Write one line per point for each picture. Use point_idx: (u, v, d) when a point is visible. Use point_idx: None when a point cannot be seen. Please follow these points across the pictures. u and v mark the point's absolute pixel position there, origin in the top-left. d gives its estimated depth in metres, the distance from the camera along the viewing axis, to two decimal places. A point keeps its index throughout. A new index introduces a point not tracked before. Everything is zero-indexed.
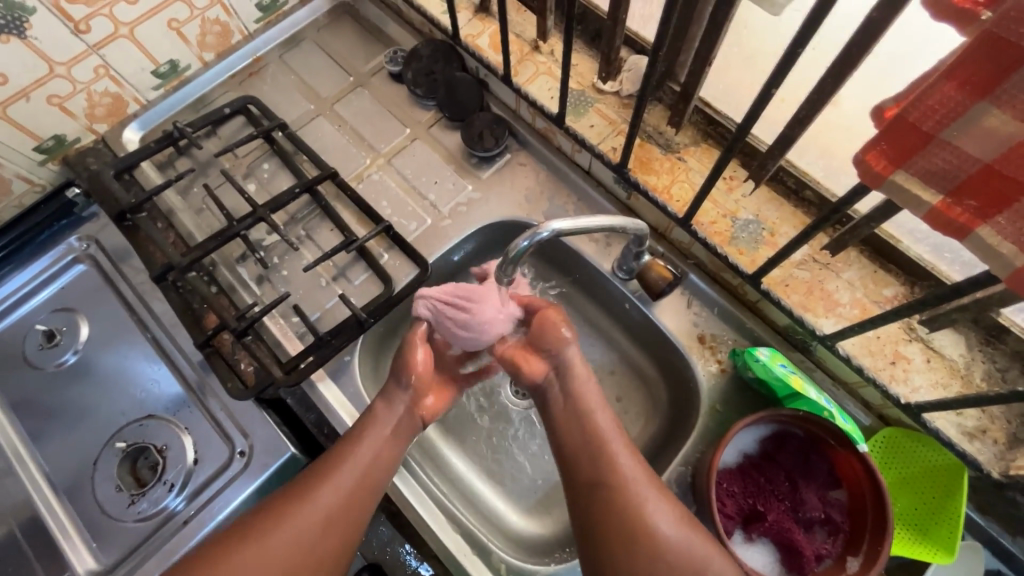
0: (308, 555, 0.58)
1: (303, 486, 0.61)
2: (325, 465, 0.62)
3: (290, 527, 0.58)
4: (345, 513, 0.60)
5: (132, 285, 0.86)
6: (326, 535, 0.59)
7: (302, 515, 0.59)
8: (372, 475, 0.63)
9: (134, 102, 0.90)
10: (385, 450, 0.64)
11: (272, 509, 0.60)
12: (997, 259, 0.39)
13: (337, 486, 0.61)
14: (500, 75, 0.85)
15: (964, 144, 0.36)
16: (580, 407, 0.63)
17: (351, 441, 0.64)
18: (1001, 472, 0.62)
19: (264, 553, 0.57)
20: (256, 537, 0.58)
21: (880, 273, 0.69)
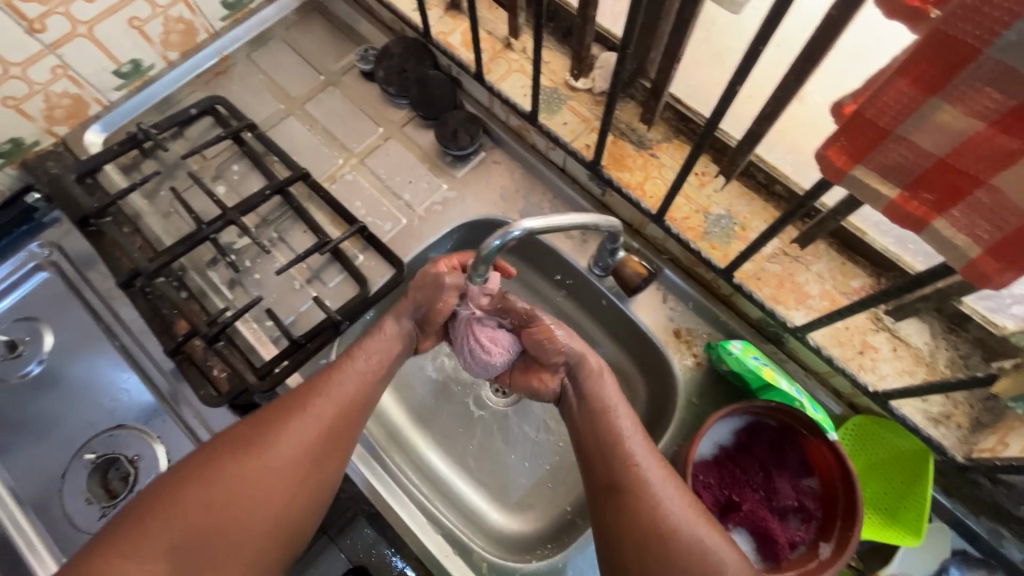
0: (307, 470, 0.60)
1: (296, 405, 0.61)
2: (316, 387, 0.62)
3: (281, 446, 0.59)
4: (337, 434, 0.61)
5: (98, 292, 0.83)
6: (319, 456, 0.60)
7: (292, 437, 0.59)
8: (355, 395, 0.63)
9: (96, 103, 0.88)
10: (376, 383, 0.65)
11: (261, 429, 0.60)
12: (952, 250, 0.40)
13: (329, 408, 0.61)
14: (473, 72, 0.85)
15: (919, 139, 0.37)
16: (598, 408, 0.61)
17: (341, 368, 0.63)
18: (965, 456, 0.64)
19: (256, 470, 0.57)
20: (248, 454, 0.58)
21: (848, 264, 0.71)
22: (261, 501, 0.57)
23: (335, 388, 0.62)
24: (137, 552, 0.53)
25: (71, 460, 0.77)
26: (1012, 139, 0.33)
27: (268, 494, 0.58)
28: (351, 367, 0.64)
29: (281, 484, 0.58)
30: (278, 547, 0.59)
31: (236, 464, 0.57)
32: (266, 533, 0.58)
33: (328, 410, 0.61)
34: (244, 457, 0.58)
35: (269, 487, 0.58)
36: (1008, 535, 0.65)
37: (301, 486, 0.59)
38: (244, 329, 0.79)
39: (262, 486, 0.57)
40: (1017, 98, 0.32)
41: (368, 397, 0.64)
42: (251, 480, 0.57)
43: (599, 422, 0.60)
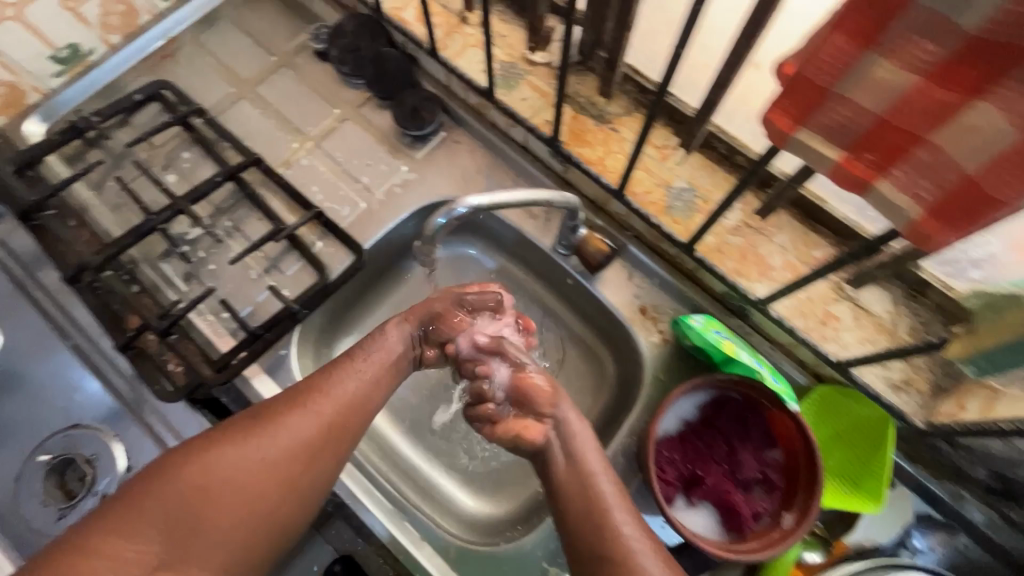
0: (304, 467, 0.56)
1: (298, 398, 0.58)
2: (318, 381, 0.59)
3: (278, 441, 0.55)
4: (337, 433, 0.58)
5: (50, 292, 0.81)
6: (316, 457, 0.57)
7: (293, 428, 0.56)
8: (363, 394, 0.60)
9: (35, 91, 0.84)
10: (379, 385, 0.61)
11: (260, 421, 0.56)
12: (895, 212, 0.39)
13: (332, 405, 0.58)
14: (427, 48, 0.82)
15: (859, 97, 0.35)
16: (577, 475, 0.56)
17: (346, 367, 0.60)
18: (925, 421, 0.64)
19: (250, 463, 0.54)
20: (245, 443, 0.55)
21: (810, 234, 0.70)
22: (252, 496, 0.54)
23: (339, 387, 0.59)
24: (124, 536, 0.50)
25: (25, 462, 0.74)
26: (948, 92, 0.32)
27: (260, 491, 0.54)
28: (357, 366, 0.61)
29: (275, 482, 0.55)
30: (265, 547, 0.55)
31: (231, 455, 0.54)
32: (253, 529, 0.54)
33: (331, 408, 0.58)
34: (240, 449, 0.54)
35: (262, 482, 0.54)
36: (969, 497, 0.66)
37: (295, 487, 0.56)
38: (199, 321, 0.77)
39: (257, 476, 0.54)
40: (951, 49, 0.30)
41: (373, 398, 0.61)
42: (243, 473, 0.54)
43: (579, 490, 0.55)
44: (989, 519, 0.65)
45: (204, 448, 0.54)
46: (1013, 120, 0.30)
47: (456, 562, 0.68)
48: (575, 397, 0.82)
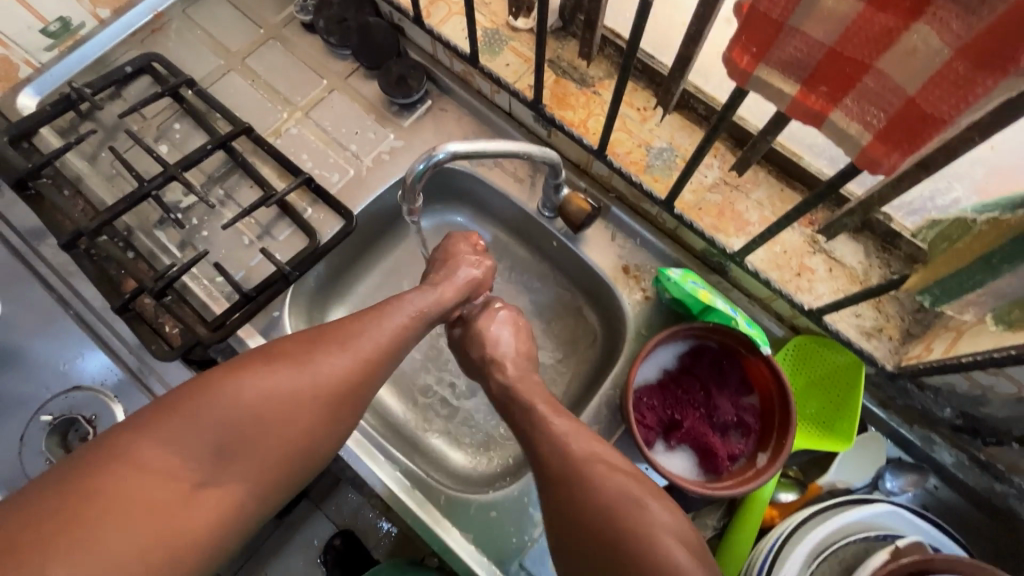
0: (343, 400, 0.55)
1: (341, 333, 0.56)
2: (359, 322, 0.58)
3: (321, 371, 0.54)
4: (375, 371, 0.57)
5: (50, 263, 0.83)
6: (354, 390, 0.55)
7: (338, 361, 0.55)
8: (399, 338, 0.60)
9: (26, 65, 0.86)
10: (409, 329, 0.61)
11: (298, 350, 0.55)
12: (849, 142, 0.42)
13: (370, 340, 0.57)
14: (412, 16, 0.83)
15: (809, 29, 0.37)
16: (568, 472, 0.52)
17: (380, 310, 0.60)
18: (894, 365, 0.66)
19: (291, 387, 0.52)
20: (289, 369, 0.53)
21: (786, 190, 0.72)
22: (292, 422, 0.52)
23: (375, 327, 0.58)
24: (160, 448, 0.46)
25: (28, 423, 0.77)
26: (888, 16, 0.34)
27: (298, 418, 0.52)
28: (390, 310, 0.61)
29: (314, 409, 0.53)
30: (291, 475, 0.53)
31: (271, 377, 0.51)
32: (286, 455, 0.52)
33: (369, 344, 0.57)
34: (280, 373, 0.52)
35: (301, 409, 0.52)
36: (939, 440, 0.68)
37: (332, 418, 0.54)
38: (194, 285, 0.79)
39: (299, 404, 0.52)
40: None
41: (404, 338, 0.60)
42: (283, 396, 0.51)
43: (573, 485, 0.51)
44: (957, 460, 0.67)
45: (246, 368, 0.51)
46: (945, 38, 0.32)
47: (446, 510, 0.71)
48: (560, 357, 0.84)
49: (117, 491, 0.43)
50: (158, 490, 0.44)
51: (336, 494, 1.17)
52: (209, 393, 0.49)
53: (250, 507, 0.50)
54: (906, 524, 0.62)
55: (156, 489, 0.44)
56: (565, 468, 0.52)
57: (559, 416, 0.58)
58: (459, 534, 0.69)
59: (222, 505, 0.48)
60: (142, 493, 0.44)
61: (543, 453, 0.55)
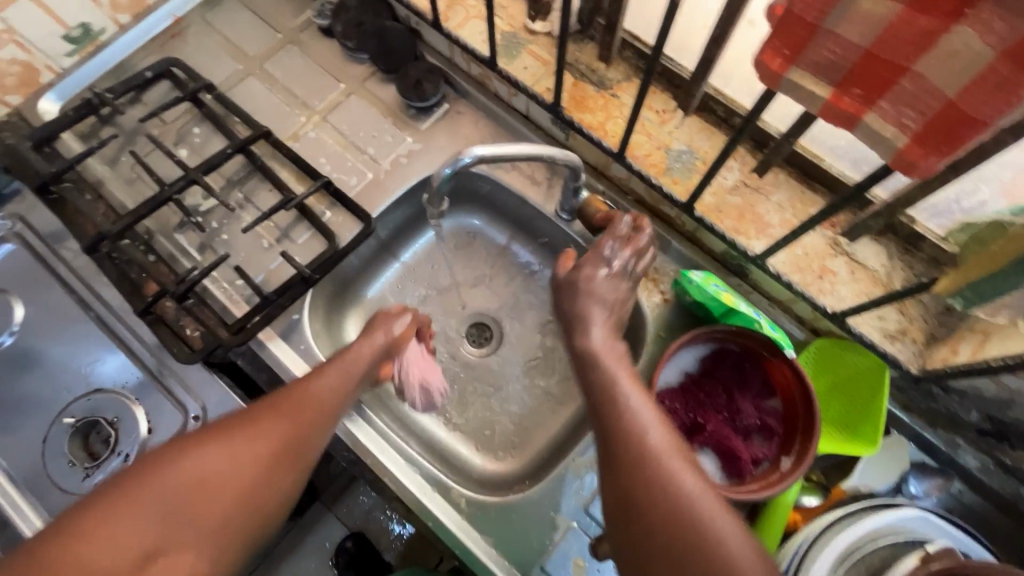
0: (293, 456, 0.57)
1: (285, 393, 0.60)
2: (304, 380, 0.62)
3: (267, 432, 0.56)
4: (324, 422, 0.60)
5: (69, 265, 0.83)
6: (297, 449, 0.58)
7: (284, 419, 0.58)
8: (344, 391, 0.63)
9: (48, 71, 0.86)
10: (351, 384, 0.64)
11: (243, 418, 0.57)
12: (883, 144, 0.41)
13: (311, 402, 0.60)
14: (430, 20, 0.84)
15: (845, 31, 0.37)
16: (648, 473, 0.46)
17: (320, 369, 0.63)
18: (918, 368, 0.66)
19: (234, 454, 0.54)
20: (235, 433, 0.55)
21: (807, 192, 0.72)
22: (243, 484, 0.54)
23: (315, 386, 0.61)
24: (106, 530, 0.48)
25: (51, 424, 0.77)
26: (928, 19, 0.34)
27: (244, 483, 0.54)
28: (333, 368, 0.64)
29: (260, 473, 0.55)
30: (248, 539, 0.54)
31: (215, 448, 0.54)
32: (241, 519, 0.53)
33: (310, 405, 0.60)
34: (226, 443, 0.55)
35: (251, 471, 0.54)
36: (963, 445, 0.67)
37: (279, 479, 0.56)
38: (214, 288, 0.79)
39: (248, 467, 0.54)
40: None
41: (346, 393, 0.63)
42: (228, 465, 0.53)
43: (651, 491, 0.45)
44: (983, 464, 0.67)
45: (192, 441, 0.54)
46: (988, 41, 0.32)
47: (468, 512, 0.71)
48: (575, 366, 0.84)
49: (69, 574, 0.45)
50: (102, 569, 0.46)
51: (348, 497, 1.17)
52: (158, 470, 0.51)
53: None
54: (934, 529, 0.62)
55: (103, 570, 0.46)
56: (648, 467, 0.46)
57: (637, 389, 0.52)
58: (480, 537, 0.69)
59: None
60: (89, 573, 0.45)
61: (618, 444, 0.48)
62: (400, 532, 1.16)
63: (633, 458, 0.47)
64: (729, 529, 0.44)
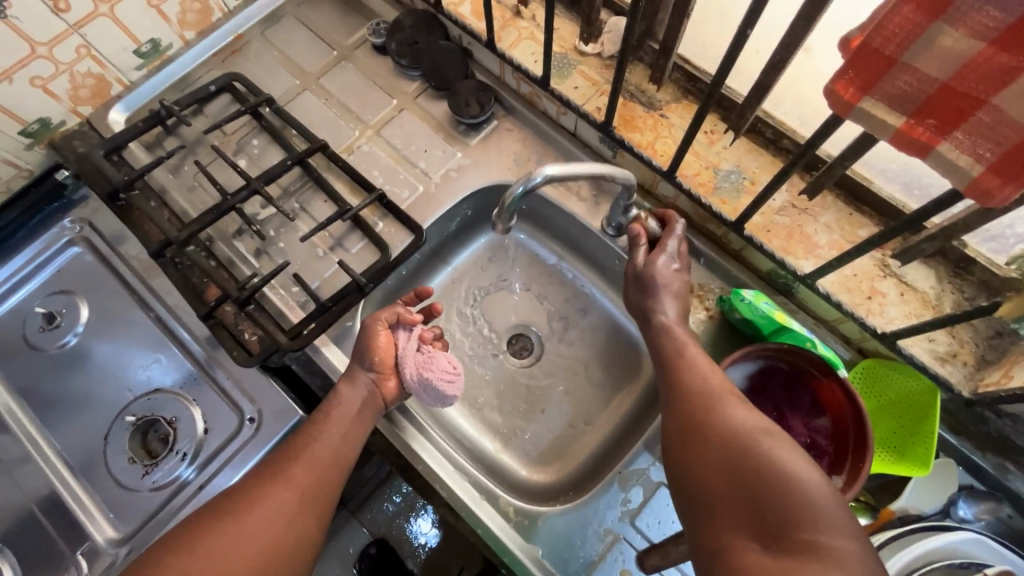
0: (288, 529, 0.61)
1: (275, 471, 0.64)
2: (297, 450, 0.66)
3: (257, 514, 0.60)
4: (315, 494, 0.64)
5: (132, 268, 0.87)
6: (295, 519, 0.62)
7: (273, 495, 0.62)
8: (339, 457, 0.67)
9: (117, 83, 0.90)
10: (347, 438, 0.68)
11: (240, 498, 0.62)
12: (956, 172, 0.43)
13: (298, 473, 0.64)
14: (484, 40, 0.87)
15: (923, 65, 0.39)
16: (704, 399, 0.58)
17: (314, 432, 0.67)
18: (971, 392, 0.66)
19: (227, 540, 0.58)
20: (227, 519, 0.60)
21: (855, 214, 0.73)
22: (239, 566, 0.57)
23: (310, 450, 0.66)
24: None
25: (112, 423, 0.80)
26: (1012, 56, 0.35)
27: (242, 560, 0.58)
28: (329, 427, 0.68)
29: (257, 551, 0.59)
30: None
31: (211, 538, 0.58)
32: None
33: (301, 471, 0.64)
34: (218, 530, 0.59)
35: (245, 552, 0.58)
36: (1013, 469, 0.68)
37: (278, 551, 0.60)
38: (271, 294, 0.82)
39: (242, 548, 0.58)
40: (1015, 15, 0.34)
41: (346, 450, 0.67)
42: (225, 551, 0.57)
43: (703, 412, 0.57)
44: None
45: (189, 533, 0.59)
46: None
47: (515, 521, 0.72)
48: (614, 384, 0.86)
49: None
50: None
51: (374, 503, 1.18)
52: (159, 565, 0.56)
53: None
54: (991, 553, 0.62)
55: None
56: (707, 395, 0.58)
57: (699, 356, 0.64)
58: (529, 546, 0.70)
59: None
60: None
61: (679, 383, 0.61)
62: (423, 541, 1.16)
63: (693, 391, 0.60)
64: (773, 436, 0.52)
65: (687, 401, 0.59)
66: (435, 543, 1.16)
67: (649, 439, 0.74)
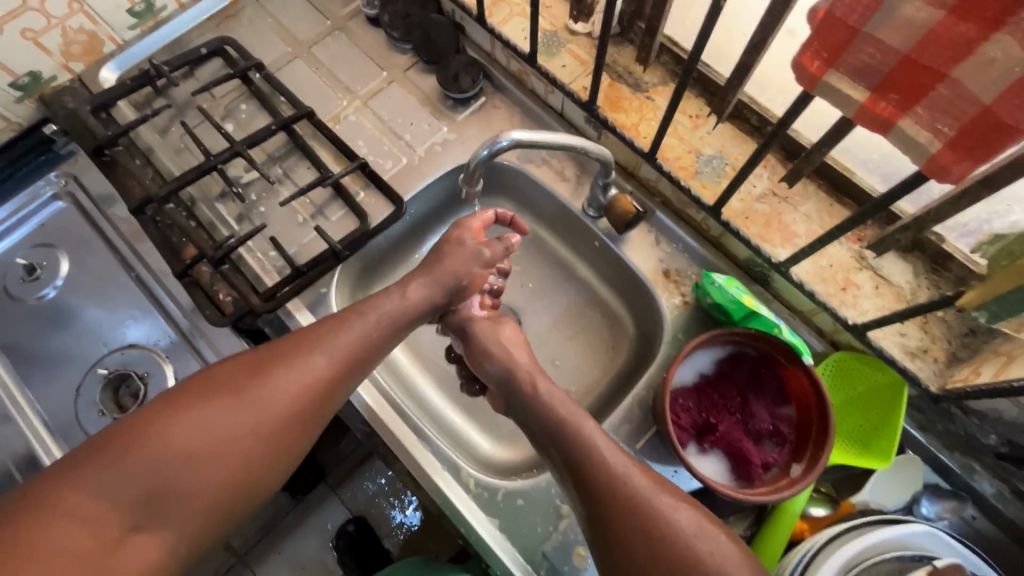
0: (294, 419, 0.56)
1: (288, 353, 0.58)
2: (315, 337, 0.60)
3: (265, 396, 0.55)
4: (328, 386, 0.59)
5: (116, 227, 0.87)
6: (304, 409, 0.57)
7: (283, 378, 0.56)
8: (361, 352, 0.61)
9: (111, 42, 0.90)
10: (371, 332, 0.63)
11: (247, 373, 0.56)
12: (917, 149, 0.42)
13: (313, 362, 0.58)
14: (475, 15, 0.87)
15: (885, 36, 0.38)
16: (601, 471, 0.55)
17: (337, 320, 0.62)
18: (938, 387, 0.66)
19: (224, 421, 0.53)
20: (228, 395, 0.54)
21: (835, 205, 0.72)
22: (236, 450, 0.53)
23: (329, 339, 0.60)
24: (90, 486, 0.48)
25: (85, 375, 0.82)
26: (969, 27, 0.35)
27: (244, 443, 0.54)
28: (355, 320, 0.62)
29: (259, 435, 0.54)
30: (239, 501, 0.54)
31: (212, 411, 0.53)
32: (233, 479, 0.53)
33: (318, 361, 0.58)
34: (217, 408, 0.54)
35: (246, 434, 0.54)
36: (980, 470, 0.67)
37: (284, 436, 0.56)
38: (249, 258, 0.82)
39: (244, 429, 0.54)
40: None
41: (366, 350, 0.62)
42: (226, 430, 0.53)
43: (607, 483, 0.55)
44: (998, 491, 0.66)
45: (183, 402, 0.53)
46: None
47: (475, 493, 0.72)
48: (585, 367, 0.86)
49: (41, 541, 0.44)
50: (79, 541, 0.46)
51: (354, 481, 1.19)
52: (144, 435, 0.50)
53: (184, 546, 0.51)
54: (946, 547, 0.61)
55: (82, 535, 0.46)
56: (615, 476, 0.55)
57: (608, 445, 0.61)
58: (486, 517, 0.71)
59: (150, 551, 0.49)
60: (66, 546, 0.45)
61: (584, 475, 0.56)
62: (401, 521, 1.17)
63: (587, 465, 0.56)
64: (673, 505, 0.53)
65: (589, 492, 0.55)
66: (414, 523, 1.17)
67: (616, 420, 0.73)
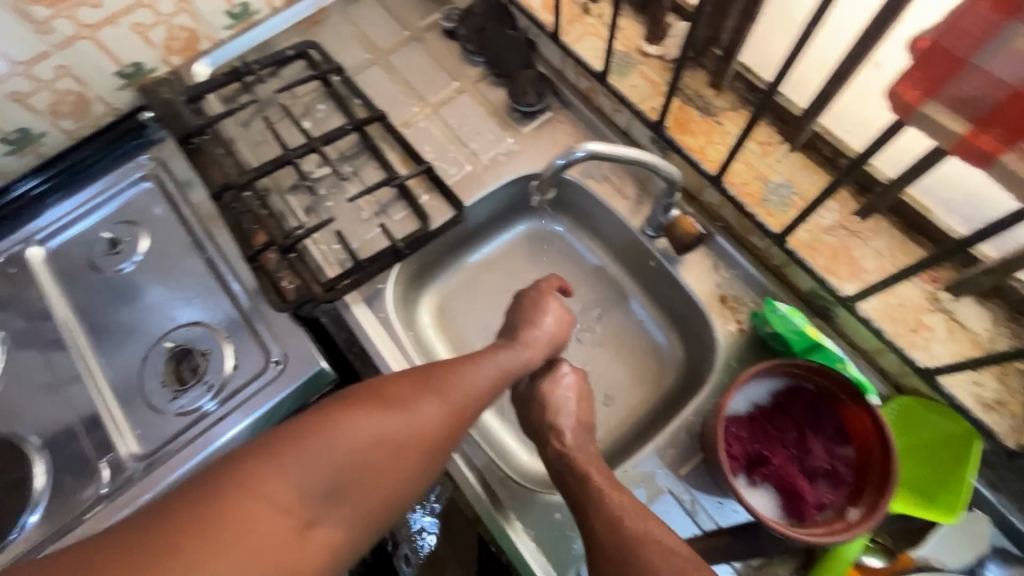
0: (440, 443, 0.59)
1: (440, 379, 0.60)
2: (457, 368, 0.62)
3: (421, 416, 0.57)
4: (468, 417, 0.61)
5: (194, 211, 0.92)
6: (450, 435, 0.59)
7: (437, 403, 0.59)
8: (495, 387, 0.64)
9: (207, 40, 0.97)
10: (502, 370, 0.65)
11: (406, 391, 0.58)
12: (1019, 186, 0.41)
13: (460, 392, 0.60)
14: (550, 32, 0.89)
15: (994, 68, 0.38)
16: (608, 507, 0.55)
17: (477, 355, 0.65)
18: (1016, 443, 0.63)
19: (388, 433, 0.55)
20: (392, 409, 0.56)
21: (909, 243, 0.69)
22: (396, 465, 0.55)
23: (469, 372, 0.62)
24: (283, 474, 0.49)
25: (151, 347, 0.86)
26: None
27: (404, 461, 0.56)
28: (491, 357, 0.65)
29: (415, 454, 0.57)
30: (385, 515, 0.56)
31: (383, 423, 0.55)
32: (388, 493, 0.55)
33: (462, 392, 0.61)
34: (385, 420, 0.55)
35: (404, 450, 0.56)
36: None
37: (432, 459, 0.58)
38: (313, 248, 0.85)
39: (404, 446, 0.56)
40: None
41: (498, 386, 0.64)
42: (390, 443, 0.55)
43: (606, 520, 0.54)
44: None
45: (355, 407, 0.55)
46: None
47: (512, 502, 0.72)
48: (631, 387, 0.84)
49: (244, 516, 0.45)
50: (275, 529, 0.46)
51: None
52: (325, 433, 0.52)
53: (344, 552, 0.52)
54: None
55: (276, 522, 0.46)
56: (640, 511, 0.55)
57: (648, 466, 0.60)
58: (521, 527, 0.70)
59: (325, 550, 0.49)
60: (263, 529, 0.45)
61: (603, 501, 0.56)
62: None
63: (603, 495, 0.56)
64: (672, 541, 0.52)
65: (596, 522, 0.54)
66: None
67: (661, 444, 0.72)
